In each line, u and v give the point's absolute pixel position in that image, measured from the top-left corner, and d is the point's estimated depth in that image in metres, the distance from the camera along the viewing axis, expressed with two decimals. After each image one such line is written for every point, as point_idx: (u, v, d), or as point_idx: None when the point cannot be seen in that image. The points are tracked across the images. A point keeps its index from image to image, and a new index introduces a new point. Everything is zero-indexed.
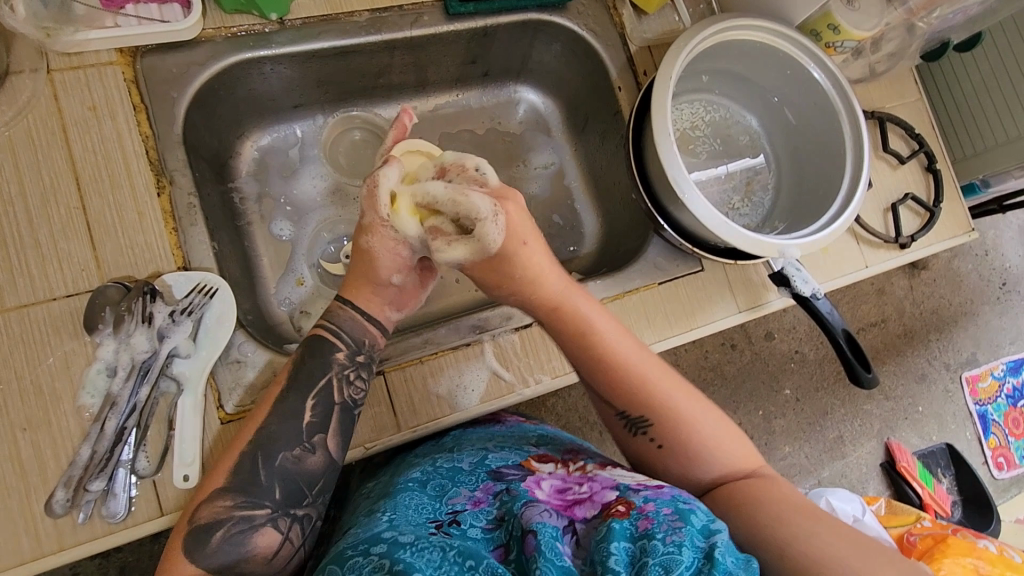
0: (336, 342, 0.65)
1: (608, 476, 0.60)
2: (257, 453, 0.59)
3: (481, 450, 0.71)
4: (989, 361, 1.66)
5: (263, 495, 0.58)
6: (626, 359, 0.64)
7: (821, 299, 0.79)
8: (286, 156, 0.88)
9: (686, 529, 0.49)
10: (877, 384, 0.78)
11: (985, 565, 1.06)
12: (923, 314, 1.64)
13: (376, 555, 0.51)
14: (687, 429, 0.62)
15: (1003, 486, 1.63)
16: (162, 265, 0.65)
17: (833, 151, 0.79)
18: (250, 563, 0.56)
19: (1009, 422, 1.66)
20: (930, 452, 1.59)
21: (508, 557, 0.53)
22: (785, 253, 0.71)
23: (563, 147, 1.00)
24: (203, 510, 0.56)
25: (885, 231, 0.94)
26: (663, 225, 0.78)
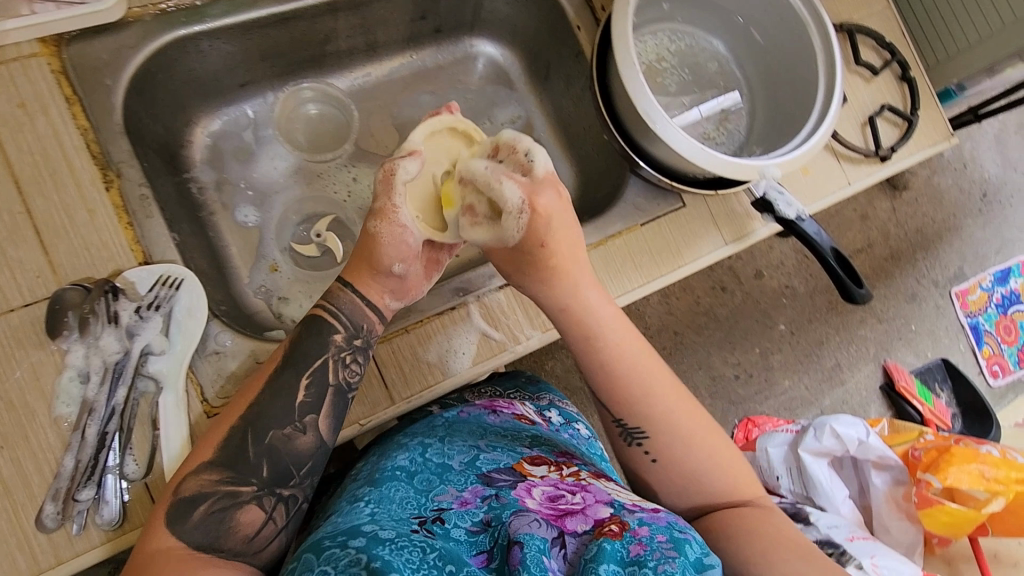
0: (333, 324, 0.63)
1: (602, 490, 0.61)
2: (248, 430, 0.58)
3: (472, 448, 0.68)
4: (976, 274, 1.66)
5: (250, 472, 0.57)
6: (641, 374, 0.64)
7: (807, 220, 0.78)
8: (240, 139, 0.85)
9: (679, 560, 0.51)
10: (870, 298, 0.77)
11: (990, 469, 1.10)
12: (908, 234, 1.64)
13: (354, 548, 0.50)
14: (684, 454, 0.63)
15: (999, 393, 1.65)
16: (122, 262, 0.62)
17: (805, 73, 0.76)
18: (229, 540, 0.54)
19: (999, 329, 1.66)
20: (926, 369, 1.60)
21: (491, 565, 0.54)
22: (766, 174, 0.68)
23: (528, 99, 0.97)
24: (187, 483, 0.55)
25: (864, 145, 0.92)
26: (638, 162, 0.76)
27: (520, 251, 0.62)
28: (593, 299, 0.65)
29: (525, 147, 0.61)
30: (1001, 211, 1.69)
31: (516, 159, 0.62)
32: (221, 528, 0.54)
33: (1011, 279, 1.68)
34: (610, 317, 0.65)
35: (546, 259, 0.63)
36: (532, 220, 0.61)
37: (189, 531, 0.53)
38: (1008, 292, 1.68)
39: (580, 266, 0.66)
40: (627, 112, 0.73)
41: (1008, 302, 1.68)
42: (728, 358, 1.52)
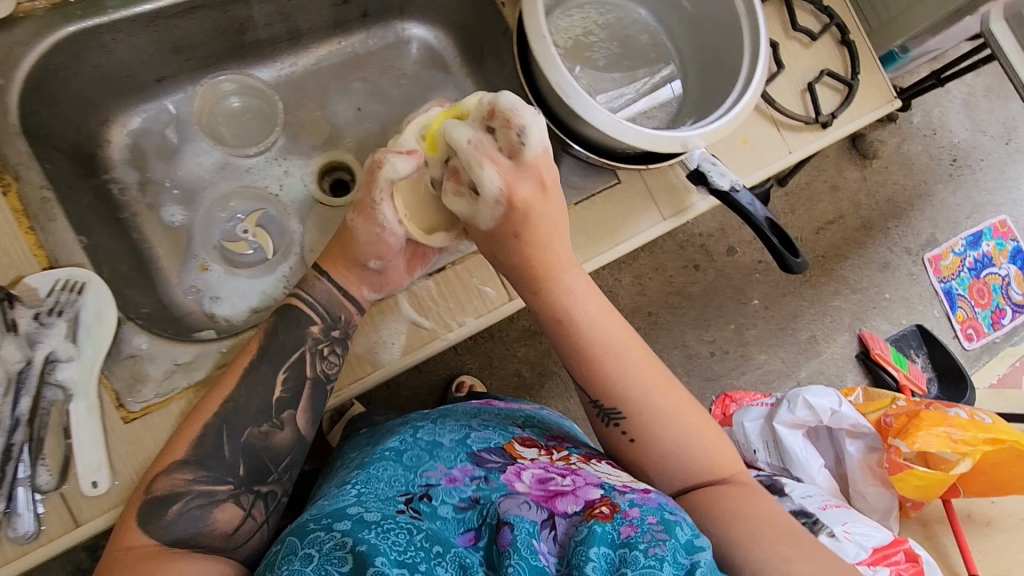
0: (310, 316, 0.67)
1: (591, 475, 0.61)
2: (222, 428, 0.60)
3: (464, 427, 0.69)
4: (948, 239, 1.66)
5: (226, 469, 0.59)
6: (616, 350, 0.64)
7: (742, 191, 0.77)
8: (162, 137, 0.82)
9: (670, 543, 0.49)
10: (806, 268, 0.77)
11: (958, 431, 1.07)
12: (879, 203, 1.64)
13: (339, 531, 0.50)
14: (662, 433, 0.62)
15: (974, 355, 1.65)
16: (24, 269, 0.60)
17: (732, 35, 0.74)
18: (206, 537, 0.56)
19: (973, 292, 1.66)
20: (901, 336, 1.61)
21: (478, 542, 0.54)
22: (688, 145, 0.67)
23: (463, 82, 0.93)
24: (161, 482, 0.57)
25: (804, 112, 0.91)
26: (567, 140, 0.74)
27: (495, 237, 0.64)
28: (565, 276, 0.66)
29: (518, 125, 0.59)
30: (971, 175, 1.69)
31: (508, 137, 0.60)
32: (196, 525, 0.56)
33: (983, 242, 1.68)
34: (582, 293, 0.66)
35: (518, 233, 0.63)
36: (509, 212, 0.62)
37: (164, 528, 0.55)
38: (982, 255, 1.68)
39: (557, 243, 0.65)
40: (545, 90, 0.72)
41: (981, 265, 1.68)
42: (703, 336, 1.52)
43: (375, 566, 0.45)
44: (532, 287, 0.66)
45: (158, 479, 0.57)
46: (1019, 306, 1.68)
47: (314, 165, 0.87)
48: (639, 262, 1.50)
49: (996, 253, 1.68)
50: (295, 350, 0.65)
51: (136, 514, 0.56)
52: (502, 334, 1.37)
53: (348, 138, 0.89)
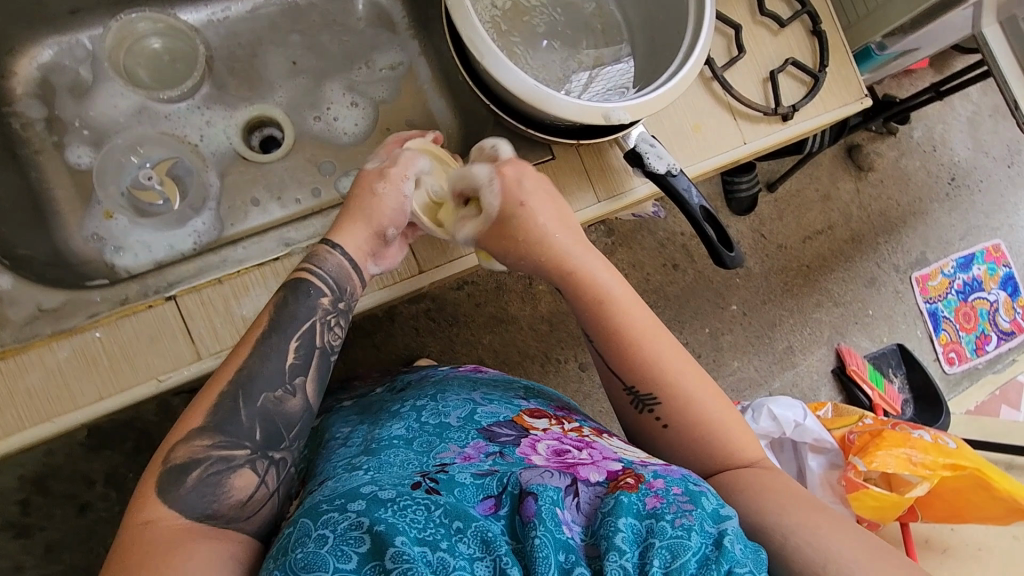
0: (320, 286, 0.61)
1: (607, 448, 0.60)
2: (240, 394, 0.55)
3: (468, 402, 0.67)
4: (939, 259, 1.60)
5: (243, 434, 0.54)
6: (643, 337, 0.63)
7: (679, 175, 0.72)
8: (75, 74, 0.78)
9: (696, 512, 0.49)
10: (740, 265, 0.72)
11: (918, 454, 0.99)
12: (871, 217, 1.59)
13: (353, 512, 0.47)
14: (701, 417, 0.61)
15: (954, 380, 1.59)
16: None
17: (677, 6, 0.69)
18: (224, 508, 0.51)
19: (959, 315, 1.61)
20: (881, 354, 1.55)
21: (499, 511, 0.49)
22: (610, 118, 0.62)
23: (411, 45, 0.88)
24: (179, 449, 0.52)
25: (765, 102, 0.86)
26: (488, 102, 0.69)
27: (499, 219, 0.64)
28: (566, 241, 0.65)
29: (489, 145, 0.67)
30: (969, 195, 1.63)
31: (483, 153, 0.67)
32: (213, 492, 0.51)
33: (974, 265, 1.62)
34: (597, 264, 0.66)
35: (507, 221, 0.63)
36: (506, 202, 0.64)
37: (183, 497, 0.50)
38: (972, 279, 1.63)
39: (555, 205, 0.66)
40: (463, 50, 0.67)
41: (970, 288, 1.62)
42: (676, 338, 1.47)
43: (395, 546, 0.43)
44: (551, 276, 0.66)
45: (177, 447, 0.52)
46: (1005, 334, 1.62)
47: (240, 118, 0.83)
48: (616, 257, 1.45)
49: (987, 278, 1.63)
50: (298, 321, 0.59)
51: (153, 483, 0.51)
52: (467, 318, 1.32)
53: (279, 92, 0.84)
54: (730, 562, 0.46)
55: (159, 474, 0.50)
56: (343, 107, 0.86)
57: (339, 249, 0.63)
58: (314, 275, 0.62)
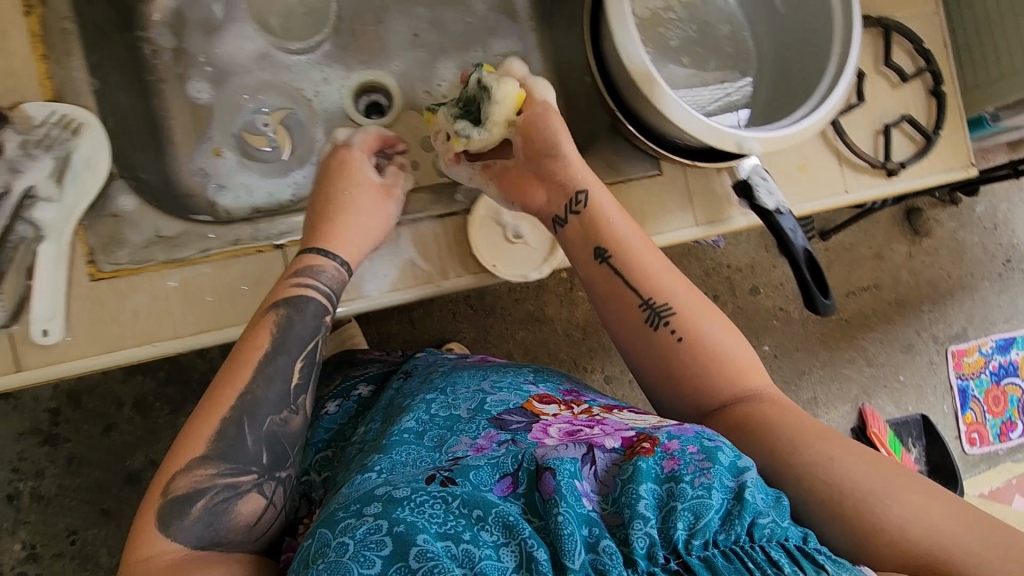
0: (324, 302, 0.60)
1: (619, 422, 0.55)
2: (242, 419, 0.53)
3: (476, 391, 0.61)
4: (979, 337, 1.57)
5: (250, 459, 0.53)
6: (659, 274, 0.61)
7: (786, 215, 0.72)
8: (208, 11, 0.78)
9: (715, 470, 0.45)
10: (834, 313, 0.71)
11: None
12: (920, 283, 1.56)
13: (371, 516, 0.45)
14: (713, 336, 0.58)
15: (972, 461, 1.57)
16: (27, 95, 0.56)
17: (816, 49, 0.68)
18: (231, 532, 0.50)
19: (988, 398, 1.58)
20: (904, 422, 1.53)
21: (517, 490, 0.48)
22: (742, 146, 0.61)
23: (529, 36, 0.89)
24: (179, 480, 0.50)
25: (873, 154, 0.85)
26: (621, 116, 0.72)
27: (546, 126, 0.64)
28: (598, 195, 0.64)
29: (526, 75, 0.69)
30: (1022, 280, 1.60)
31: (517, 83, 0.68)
32: (219, 520, 0.50)
33: (1012, 350, 1.59)
34: (624, 220, 0.63)
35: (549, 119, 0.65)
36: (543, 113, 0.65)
37: (187, 528, 0.49)
38: (1008, 362, 1.60)
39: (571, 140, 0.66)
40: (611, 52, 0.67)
41: (1004, 371, 1.59)
42: None
43: (419, 545, 0.43)
44: (571, 185, 0.64)
45: (178, 477, 0.50)
46: None
47: (355, 80, 0.83)
48: None
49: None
50: (306, 339, 0.59)
51: (155, 515, 0.49)
52: (504, 312, 1.31)
53: (395, 61, 0.85)
54: (754, 513, 0.44)
55: (160, 508, 0.49)
56: (453, 87, 0.86)
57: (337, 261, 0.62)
58: (314, 294, 0.60)
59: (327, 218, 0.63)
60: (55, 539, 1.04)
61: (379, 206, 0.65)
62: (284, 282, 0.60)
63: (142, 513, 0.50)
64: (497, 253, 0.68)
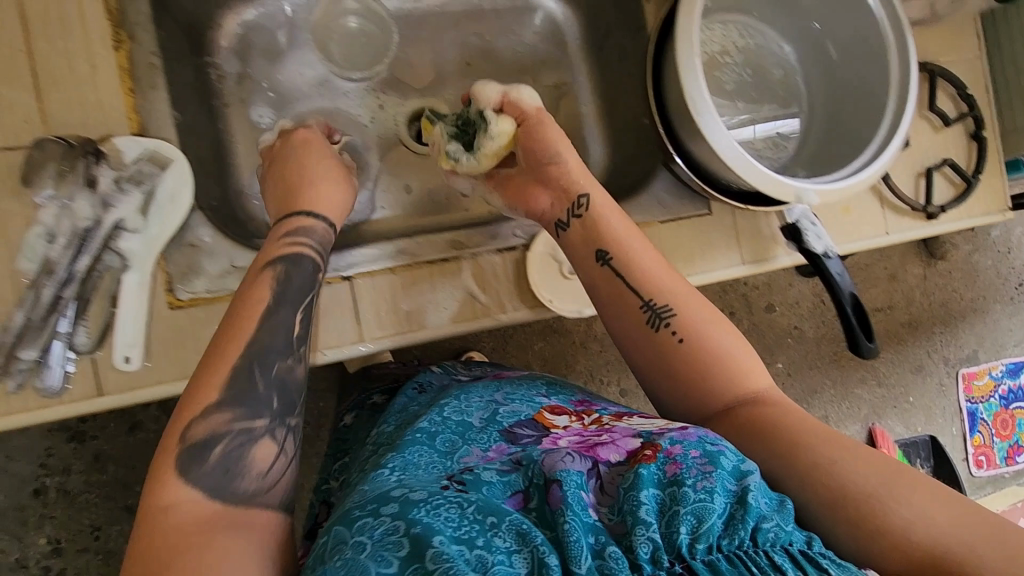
0: (314, 257, 0.62)
1: (628, 428, 0.55)
2: (252, 366, 0.52)
3: (489, 402, 0.65)
4: (989, 361, 1.55)
5: (261, 404, 0.51)
6: (662, 281, 0.61)
7: (833, 259, 0.74)
8: (271, 37, 0.80)
9: (717, 473, 0.46)
10: (876, 357, 0.73)
11: None
12: (932, 305, 1.52)
13: (388, 516, 0.45)
14: (714, 338, 0.59)
15: (979, 483, 1.55)
16: (115, 128, 0.58)
17: (871, 102, 0.69)
18: (246, 479, 0.49)
19: (997, 422, 1.57)
20: (912, 442, 1.50)
21: (528, 505, 0.48)
22: (803, 198, 0.63)
23: (579, 66, 0.89)
24: (196, 427, 0.49)
25: (914, 197, 0.87)
26: (675, 156, 0.73)
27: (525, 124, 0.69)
28: (598, 200, 0.67)
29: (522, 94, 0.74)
30: None
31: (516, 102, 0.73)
32: (236, 466, 0.49)
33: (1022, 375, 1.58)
34: (630, 231, 0.65)
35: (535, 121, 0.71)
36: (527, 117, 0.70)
37: (205, 475, 0.47)
38: (1016, 387, 1.59)
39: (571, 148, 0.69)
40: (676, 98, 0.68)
41: (1013, 396, 1.58)
42: None
43: (435, 546, 0.42)
44: (573, 190, 0.67)
45: (195, 425, 0.49)
46: None
47: (409, 108, 0.85)
48: None
49: None
50: (301, 293, 0.58)
51: (172, 463, 0.47)
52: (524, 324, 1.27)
53: (449, 89, 0.86)
54: (755, 518, 0.44)
55: (180, 454, 0.47)
56: None
57: (322, 222, 0.64)
58: (306, 252, 0.61)
59: (298, 185, 0.66)
60: (78, 535, 0.97)
61: (342, 178, 0.70)
62: (277, 243, 0.61)
63: (158, 464, 0.48)
64: (554, 291, 0.70)
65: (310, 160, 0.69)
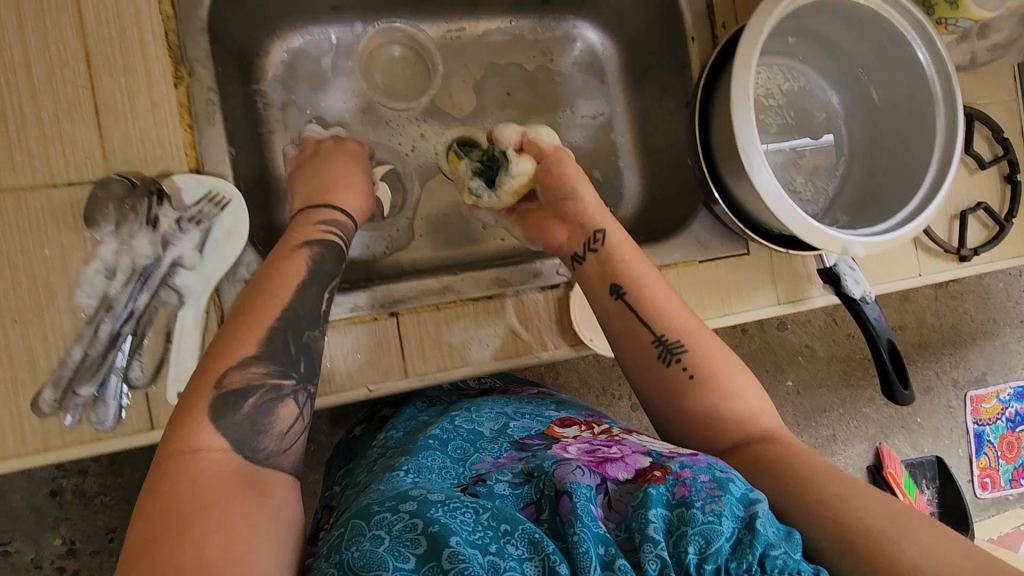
0: (339, 242, 0.63)
1: (638, 444, 0.56)
2: (286, 331, 0.54)
3: (500, 416, 0.66)
4: (997, 383, 1.39)
5: (292, 365, 0.53)
6: (675, 315, 0.62)
7: (870, 304, 0.74)
8: (316, 64, 0.80)
9: (725, 498, 0.44)
10: (913, 402, 0.73)
11: None
12: (942, 325, 1.35)
13: (406, 513, 0.45)
14: (723, 375, 0.59)
15: (983, 505, 1.40)
16: (173, 164, 0.59)
17: (913, 153, 0.70)
18: (268, 437, 0.49)
19: (1003, 444, 1.41)
20: (918, 463, 1.35)
21: (540, 517, 0.47)
22: (849, 250, 0.63)
23: (617, 98, 0.90)
24: (234, 376, 0.50)
25: (947, 239, 0.87)
26: (717, 197, 0.73)
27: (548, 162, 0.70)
28: (615, 237, 0.67)
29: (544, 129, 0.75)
30: None
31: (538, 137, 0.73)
32: (262, 422, 0.49)
33: None
34: (642, 263, 0.66)
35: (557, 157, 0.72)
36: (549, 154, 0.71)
37: (235, 425, 0.48)
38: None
39: (589, 187, 0.70)
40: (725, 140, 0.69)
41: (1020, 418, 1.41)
42: None
43: (451, 547, 0.42)
44: (590, 225, 0.68)
45: (230, 373, 0.50)
46: None
47: (449, 136, 0.85)
48: None
49: None
50: (334, 274, 0.61)
51: (205, 407, 0.48)
52: None
53: (489, 119, 0.87)
54: (765, 544, 0.42)
55: (215, 398, 0.48)
56: None
57: (349, 217, 0.67)
58: (339, 237, 0.64)
59: (325, 176, 0.68)
60: (93, 537, 0.93)
61: (363, 186, 0.70)
62: (309, 226, 0.63)
63: (189, 406, 0.48)
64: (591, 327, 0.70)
65: (341, 159, 0.71)
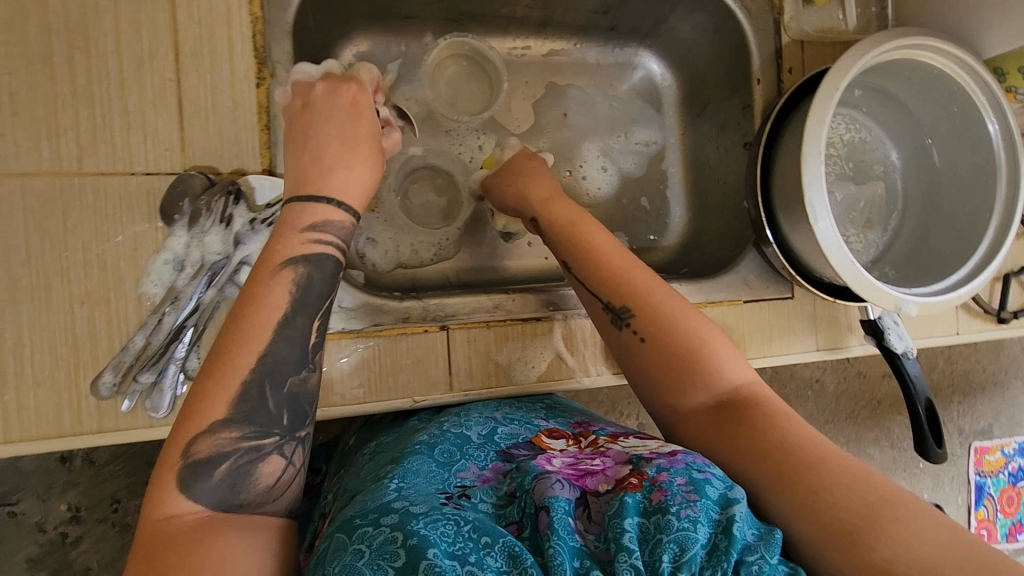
0: (329, 251, 0.55)
1: (621, 451, 0.53)
2: (263, 383, 0.49)
3: (489, 420, 0.62)
4: (1003, 436, 1.35)
5: (272, 422, 0.49)
6: (624, 277, 0.60)
7: (911, 359, 0.75)
8: (385, 69, 0.82)
9: (701, 502, 0.41)
10: (944, 461, 0.72)
11: None
12: (954, 372, 1.31)
13: (387, 526, 0.43)
14: (675, 331, 0.56)
15: None
16: (247, 163, 0.60)
17: (972, 210, 0.71)
18: (252, 497, 0.46)
19: (1002, 498, 1.35)
20: None
21: (522, 535, 0.44)
22: (903, 308, 0.64)
23: (671, 128, 0.91)
24: (202, 443, 0.46)
25: (988, 300, 0.86)
26: (771, 239, 0.73)
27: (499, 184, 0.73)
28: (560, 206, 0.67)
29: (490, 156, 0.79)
30: None
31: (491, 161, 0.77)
32: (241, 484, 0.46)
33: None
34: (596, 231, 0.64)
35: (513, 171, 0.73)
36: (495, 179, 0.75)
37: (209, 491, 0.45)
38: None
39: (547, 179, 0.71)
40: (787, 187, 0.69)
41: None
42: None
43: (428, 559, 0.39)
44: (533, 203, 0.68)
45: (198, 441, 0.46)
46: None
47: None
48: None
49: None
50: (323, 299, 0.54)
51: (174, 479, 0.45)
52: None
53: (545, 137, 0.88)
54: (740, 550, 0.39)
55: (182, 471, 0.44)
56: (594, 169, 0.89)
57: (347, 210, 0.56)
58: (331, 246, 0.55)
59: (323, 166, 0.56)
60: (99, 504, 0.91)
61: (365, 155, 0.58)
62: (294, 234, 0.54)
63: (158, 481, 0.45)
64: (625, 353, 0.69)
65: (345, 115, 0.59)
